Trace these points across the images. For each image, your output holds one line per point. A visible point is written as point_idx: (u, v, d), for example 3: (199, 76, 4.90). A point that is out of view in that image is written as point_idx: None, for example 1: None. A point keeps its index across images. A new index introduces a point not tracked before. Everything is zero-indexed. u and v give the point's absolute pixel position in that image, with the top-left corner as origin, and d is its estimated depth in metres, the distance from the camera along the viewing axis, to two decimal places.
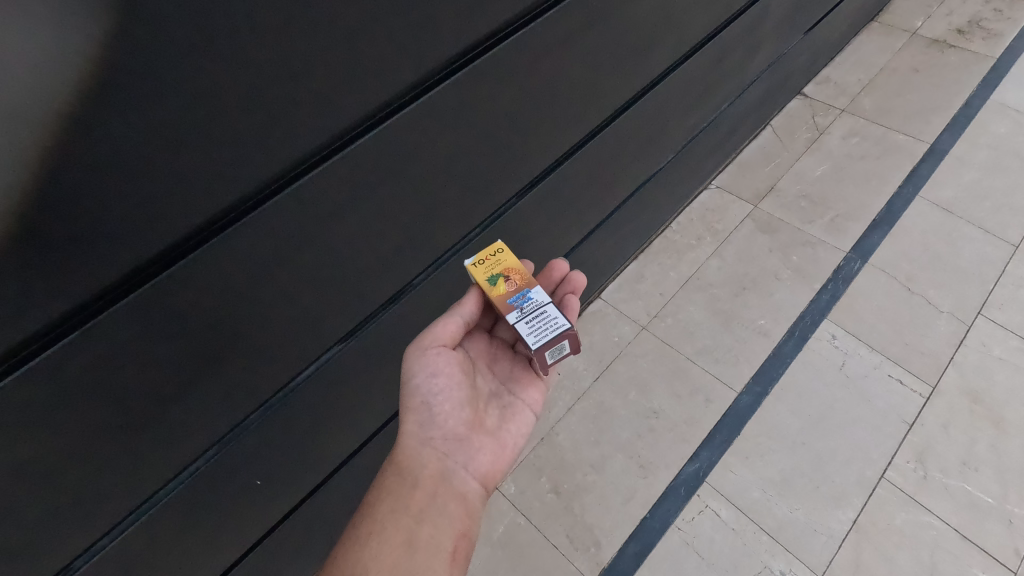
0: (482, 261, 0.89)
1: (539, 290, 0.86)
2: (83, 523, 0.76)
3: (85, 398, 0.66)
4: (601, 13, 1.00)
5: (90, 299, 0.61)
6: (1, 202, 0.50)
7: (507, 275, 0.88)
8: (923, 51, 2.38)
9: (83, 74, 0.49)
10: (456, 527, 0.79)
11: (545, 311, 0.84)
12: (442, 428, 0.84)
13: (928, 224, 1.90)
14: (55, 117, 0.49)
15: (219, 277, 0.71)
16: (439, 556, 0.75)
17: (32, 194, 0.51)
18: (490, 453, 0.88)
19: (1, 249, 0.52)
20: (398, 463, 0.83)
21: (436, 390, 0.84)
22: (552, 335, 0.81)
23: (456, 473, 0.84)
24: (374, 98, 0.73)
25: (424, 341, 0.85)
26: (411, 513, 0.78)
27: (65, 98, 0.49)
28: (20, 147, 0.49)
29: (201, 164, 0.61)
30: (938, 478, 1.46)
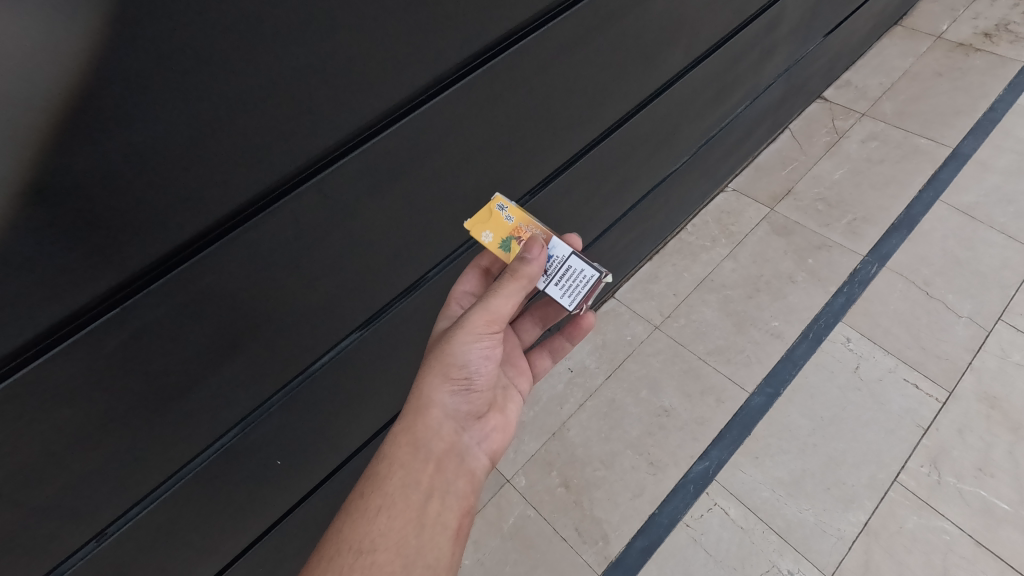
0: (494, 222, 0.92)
1: (557, 243, 0.92)
2: (117, 490, 0.82)
3: (124, 371, 0.72)
4: (613, 17, 1.03)
5: (126, 281, 0.66)
6: (63, 181, 0.56)
7: (517, 236, 0.91)
8: (947, 55, 2.36)
9: (128, 73, 0.54)
10: (462, 505, 0.83)
11: (570, 266, 0.91)
12: (466, 402, 0.90)
13: (948, 229, 1.88)
14: (108, 109, 0.55)
15: (246, 261, 0.76)
16: (445, 533, 0.78)
17: (89, 178, 0.57)
18: (498, 432, 0.96)
19: (66, 223, 0.58)
20: (416, 432, 0.84)
21: (478, 365, 0.90)
22: (585, 288, 0.92)
23: (469, 451, 0.88)
24: (392, 97, 0.78)
25: (483, 317, 0.86)
26: (422, 489, 0.80)
27: (113, 93, 0.55)
28: (79, 135, 0.55)
29: (227, 157, 0.66)
30: (952, 483, 1.45)
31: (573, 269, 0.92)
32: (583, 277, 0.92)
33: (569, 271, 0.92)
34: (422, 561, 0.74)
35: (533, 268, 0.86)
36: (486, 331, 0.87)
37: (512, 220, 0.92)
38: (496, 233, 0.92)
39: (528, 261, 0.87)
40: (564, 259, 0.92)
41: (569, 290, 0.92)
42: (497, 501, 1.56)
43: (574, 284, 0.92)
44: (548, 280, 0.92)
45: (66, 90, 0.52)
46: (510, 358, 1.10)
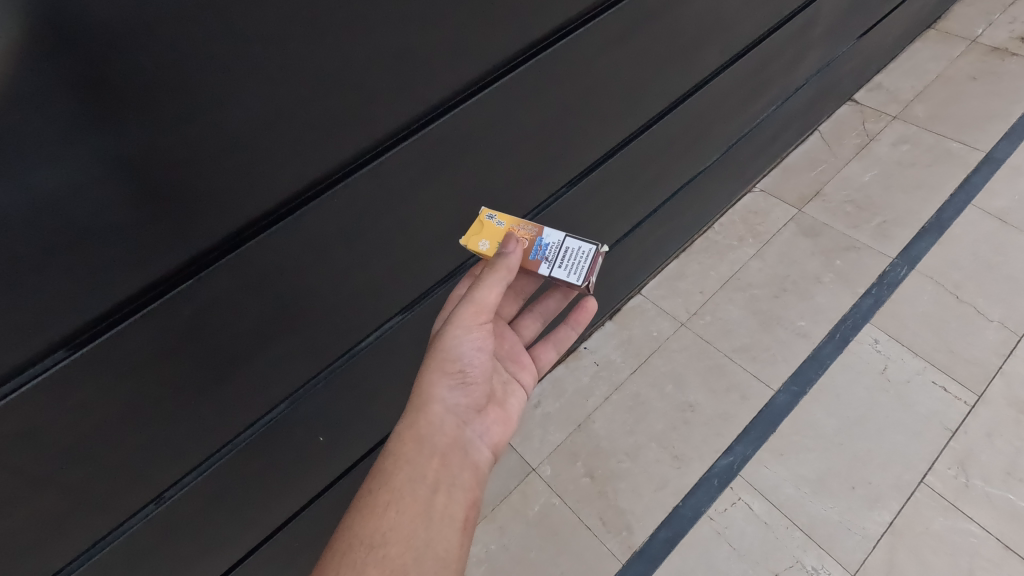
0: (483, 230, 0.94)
1: (548, 232, 0.95)
2: (177, 455, 0.86)
3: (192, 340, 0.77)
4: (654, 14, 1.06)
5: (200, 255, 0.71)
6: (155, 156, 0.60)
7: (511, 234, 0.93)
8: (981, 59, 2.34)
9: (218, 57, 0.59)
10: (468, 497, 0.84)
11: (567, 246, 0.94)
12: (466, 396, 0.90)
13: (980, 233, 1.87)
14: (198, 89, 0.59)
15: (307, 240, 0.80)
16: (453, 525, 0.80)
17: (178, 154, 0.62)
18: (499, 424, 0.96)
19: (154, 196, 0.62)
20: (419, 429, 0.85)
21: (471, 358, 0.90)
22: (588, 261, 0.93)
23: (472, 444, 0.90)
24: (446, 86, 0.82)
25: (471, 311, 0.87)
26: (428, 483, 0.82)
27: (203, 76, 0.59)
28: (173, 114, 0.59)
29: (297, 140, 0.70)
30: (979, 486, 1.45)
31: (570, 249, 0.94)
32: (581, 252, 0.94)
33: (566, 251, 0.94)
34: (431, 553, 0.76)
35: (511, 260, 0.88)
36: (477, 325, 0.88)
37: (501, 223, 0.95)
38: (491, 237, 0.94)
39: (506, 255, 0.89)
40: (558, 243, 0.94)
41: (574, 267, 0.93)
42: (522, 489, 1.59)
43: (575, 261, 0.93)
44: (551, 265, 0.93)
45: (167, 72, 0.57)
46: (511, 352, 1.09)
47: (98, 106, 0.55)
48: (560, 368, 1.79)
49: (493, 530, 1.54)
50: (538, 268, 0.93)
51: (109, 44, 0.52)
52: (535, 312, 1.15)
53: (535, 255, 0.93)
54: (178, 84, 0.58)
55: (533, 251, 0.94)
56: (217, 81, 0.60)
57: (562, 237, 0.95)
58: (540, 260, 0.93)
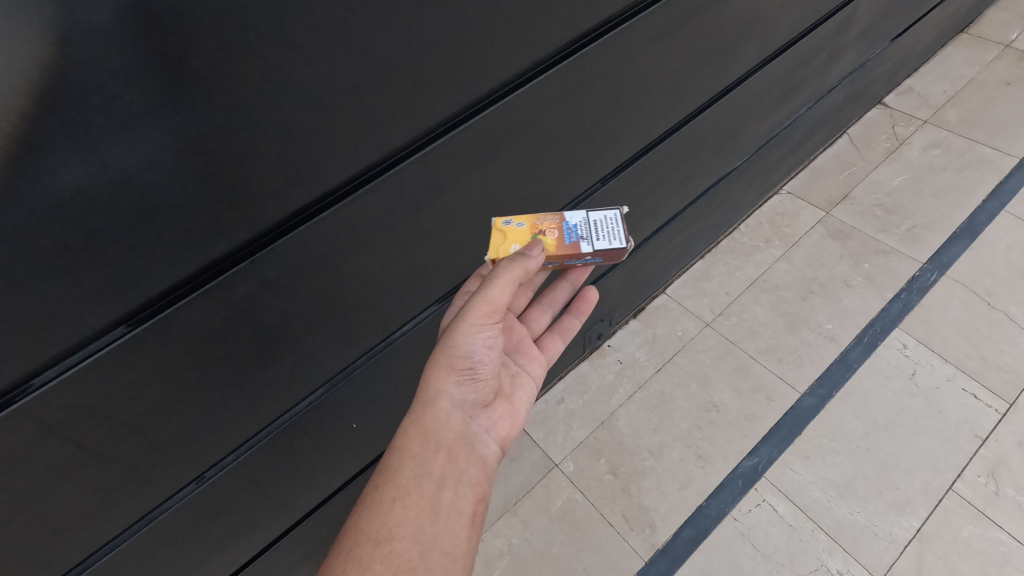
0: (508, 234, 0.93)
1: (568, 215, 0.96)
2: (222, 435, 0.88)
3: (244, 321, 0.79)
4: (696, 10, 1.06)
5: (254, 237, 0.72)
6: (223, 138, 0.62)
7: (538, 229, 0.94)
8: (1016, 64, 2.30)
9: (286, 43, 0.60)
10: (475, 492, 0.84)
11: (593, 220, 0.96)
12: (473, 391, 0.89)
13: (1013, 240, 1.84)
14: (267, 73, 0.61)
15: (354, 227, 0.82)
16: (461, 520, 0.79)
17: (244, 137, 0.63)
18: (505, 417, 0.96)
19: (217, 177, 0.64)
20: (424, 424, 0.84)
21: (474, 352, 0.88)
22: (619, 223, 0.96)
23: (478, 438, 0.89)
24: (496, 77, 0.83)
25: (482, 308, 0.86)
26: (434, 478, 0.81)
27: (273, 61, 0.60)
28: (243, 96, 0.61)
29: (353, 128, 0.72)
30: (1011, 495, 1.43)
31: (597, 224, 0.96)
32: (609, 220, 0.96)
33: (596, 224, 0.95)
34: (439, 548, 0.75)
35: (532, 263, 0.88)
36: (487, 321, 0.87)
37: (524, 222, 0.94)
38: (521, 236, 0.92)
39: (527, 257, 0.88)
40: (583, 223, 0.96)
41: (609, 235, 0.95)
42: (545, 483, 1.59)
43: (610, 229, 0.95)
44: (590, 242, 0.93)
45: (240, 56, 0.58)
46: (519, 344, 1.08)
47: (177, 85, 0.56)
48: (584, 365, 1.79)
49: (515, 523, 1.54)
50: (580, 250, 0.92)
51: (189, 27, 0.54)
52: (544, 303, 1.16)
53: (571, 238, 0.93)
54: (245, 67, 0.59)
55: (567, 236, 0.94)
56: (281, 65, 0.61)
57: (582, 217, 0.96)
58: (578, 243, 0.93)
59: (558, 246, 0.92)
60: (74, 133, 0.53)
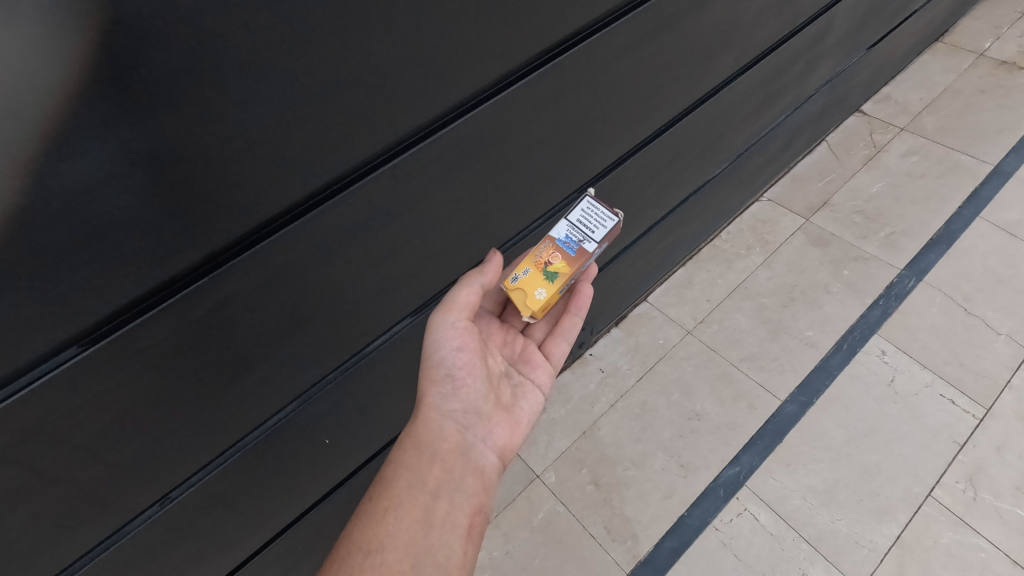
0: (525, 286, 0.99)
1: (556, 233, 1.02)
2: (186, 456, 0.86)
3: (205, 339, 0.76)
4: (671, 20, 1.06)
5: (216, 252, 0.70)
6: (179, 152, 0.60)
7: (541, 265, 1.00)
8: (990, 72, 2.34)
9: (243, 58, 0.59)
10: (472, 503, 0.81)
11: (578, 221, 1.01)
12: (462, 400, 0.89)
13: (989, 246, 1.86)
14: (222, 86, 0.59)
15: (319, 241, 0.80)
16: (456, 532, 0.76)
17: (200, 151, 0.61)
18: (506, 428, 0.93)
19: (174, 192, 0.62)
20: (418, 435, 0.85)
21: (457, 360, 0.89)
22: (598, 206, 1.01)
23: (474, 448, 0.87)
24: (466, 88, 0.82)
25: (445, 313, 0.89)
26: (428, 489, 0.79)
27: (228, 74, 0.59)
28: (198, 110, 0.59)
29: (316, 141, 0.70)
30: (989, 500, 1.43)
31: (584, 219, 1.01)
32: (590, 208, 1.01)
33: (583, 222, 1.01)
34: (431, 560, 0.72)
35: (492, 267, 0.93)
36: (457, 328, 0.89)
37: (528, 268, 1.00)
38: (538, 282, 0.99)
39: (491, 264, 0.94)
40: (572, 229, 1.01)
41: (599, 220, 1.00)
42: (526, 495, 1.57)
43: (597, 215, 1.01)
44: (590, 240, 1.00)
45: (195, 71, 0.56)
46: (521, 355, 1.05)
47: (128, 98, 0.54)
48: (567, 374, 1.78)
49: (497, 536, 1.52)
50: (587, 253, 1.00)
51: (140, 41, 0.52)
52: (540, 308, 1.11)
53: (574, 248, 1.00)
54: (200, 80, 0.57)
55: (570, 250, 1.00)
56: (237, 78, 0.59)
57: (567, 224, 1.02)
58: (581, 246, 1.00)
59: (568, 263, 0.99)
60: (19, 148, 0.51)
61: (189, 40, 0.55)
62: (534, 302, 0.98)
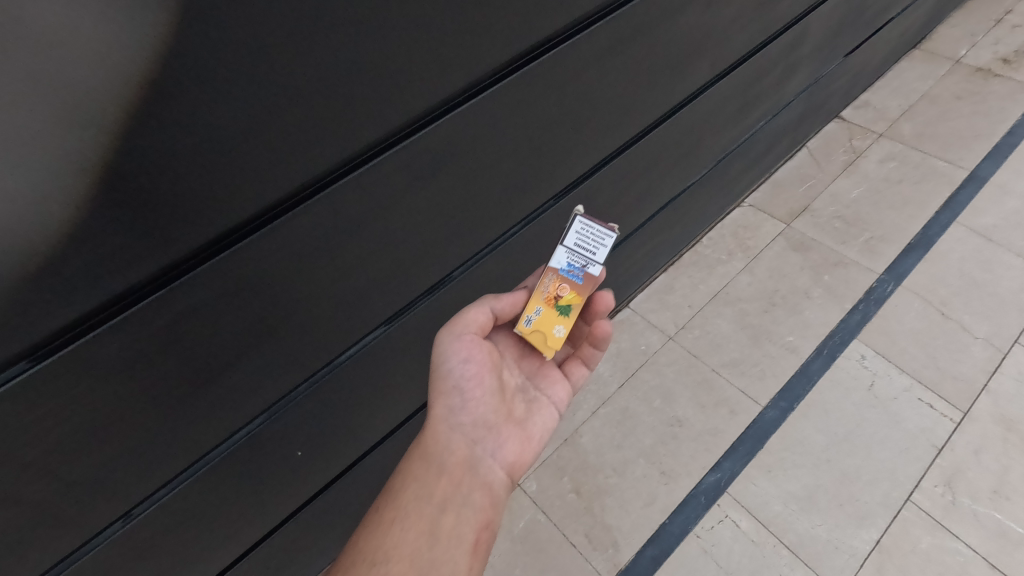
0: (540, 327, 0.93)
1: (557, 263, 0.94)
2: (147, 471, 0.84)
3: (164, 352, 0.74)
4: (643, 28, 1.06)
5: (176, 262, 0.69)
6: (130, 161, 0.58)
7: (551, 301, 0.93)
8: (966, 79, 2.37)
9: (197, 68, 0.58)
10: (480, 518, 0.80)
11: (577, 246, 0.93)
12: (472, 412, 0.85)
13: (966, 251, 1.88)
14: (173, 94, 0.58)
15: (283, 251, 0.78)
16: (461, 547, 0.76)
17: (153, 161, 0.60)
18: (518, 443, 0.90)
19: (127, 202, 0.60)
20: (426, 447, 0.83)
21: (467, 374, 0.85)
22: (594, 222, 0.91)
23: (483, 462, 0.85)
24: (433, 96, 0.81)
25: (454, 324, 0.87)
26: (434, 502, 0.78)
27: (180, 83, 0.57)
28: (147, 118, 0.57)
29: (278, 149, 0.69)
30: (967, 504, 1.44)
31: (582, 242, 0.93)
32: (586, 227, 0.92)
33: (583, 244, 0.93)
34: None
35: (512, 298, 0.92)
36: (463, 336, 0.85)
37: (539, 307, 0.93)
38: (553, 319, 0.93)
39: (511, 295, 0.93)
40: (572, 255, 0.93)
41: (597, 238, 0.92)
42: (507, 504, 1.56)
43: (594, 233, 0.92)
44: (595, 261, 0.92)
45: (144, 79, 0.55)
46: (541, 368, 1.00)
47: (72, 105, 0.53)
48: None
49: None
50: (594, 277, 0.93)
51: (82, 47, 0.51)
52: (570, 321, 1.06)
53: (581, 275, 0.93)
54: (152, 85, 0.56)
55: (577, 278, 0.93)
56: (191, 84, 0.58)
57: (565, 251, 0.93)
58: (588, 272, 0.93)
59: (578, 293, 0.93)
60: None
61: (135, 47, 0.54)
62: (555, 341, 0.93)
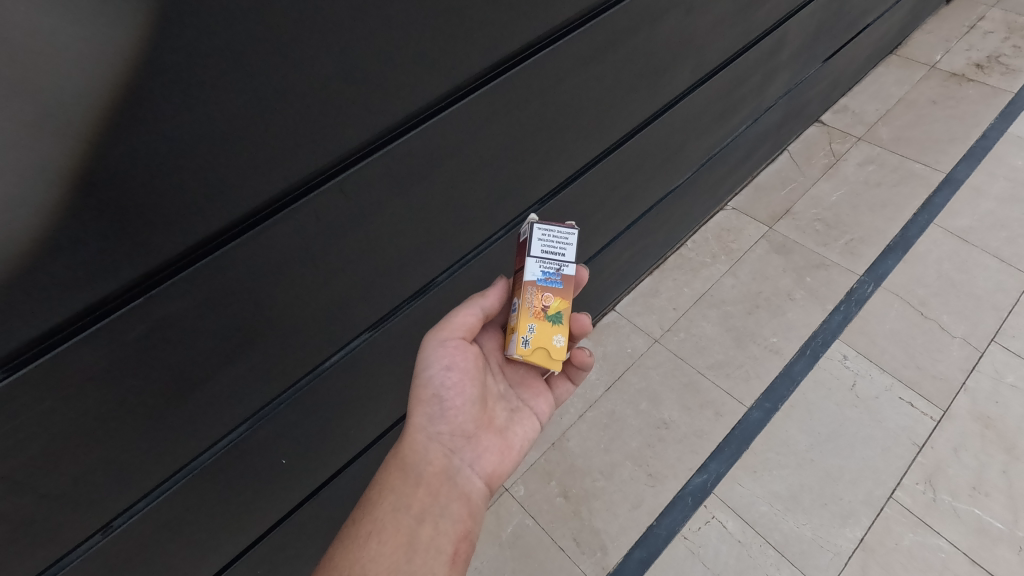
0: (540, 343, 0.89)
1: (530, 275, 0.88)
2: (127, 482, 0.82)
3: (144, 360, 0.73)
4: (624, 34, 1.07)
5: (154, 271, 0.68)
6: (108, 166, 0.58)
7: (539, 315, 0.89)
8: (941, 84, 2.42)
9: (176, 75, 0.57)
10: (458, 528, 0.79)
11: (545, 253, 0.89)
12: (450, 422, 0.86)
13: (943, 252, 1.92)
14: (153, 100, 0.57)
15: (265, 257, 0.78)
16: (439, 559, 0.75)
17: (131, 168, 0.59)
18: (497, 452, 0.90)
19: (104, 208, 0.60)
20: (403, 457, 0.83)
21: (448, 382, 0.86)
22: (554, 228, 0.90)
23: (462, 472, 0.85)
24: (415, 102, 0.81)
25: (439, 328, 0.88)
26: (412, 513, 0.78)
27: (159, 90, 0.57)
28: (125, 123, 0.57)
29: (257, 156, 0.68)
30: (947, 501, 1.47)
31: (549, 247, 0.90)
32: (550, 233, 0.90)
33: (551, 250, 0.90)
34: None
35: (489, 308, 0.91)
36: (446, 341, 0.87)
37: (531, 326, 0.89)
38: (548, 331, 0.90)
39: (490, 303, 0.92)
40: (544, 263, 0.89)
41: (558, 241, 0.90)
42: (495, 509, 1.56)
43: (557, 238, 0.90)
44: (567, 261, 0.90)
45: (123, 87, 0.55)
46: (523, 377, 1.01)
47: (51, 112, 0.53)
48: None
49: None
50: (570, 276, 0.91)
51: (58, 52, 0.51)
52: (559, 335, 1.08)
53: (559, 279, 0.89)
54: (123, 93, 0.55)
55: (556, 283, 0.89)
56: (166, 92, 0.58)
57: (536, 260, 0.89)
58: (564, 273, 0.90)
59: (563, 296, 0.90)
60: None
61: (114, 52, 0.53)
62: (557, 352, 0.90)
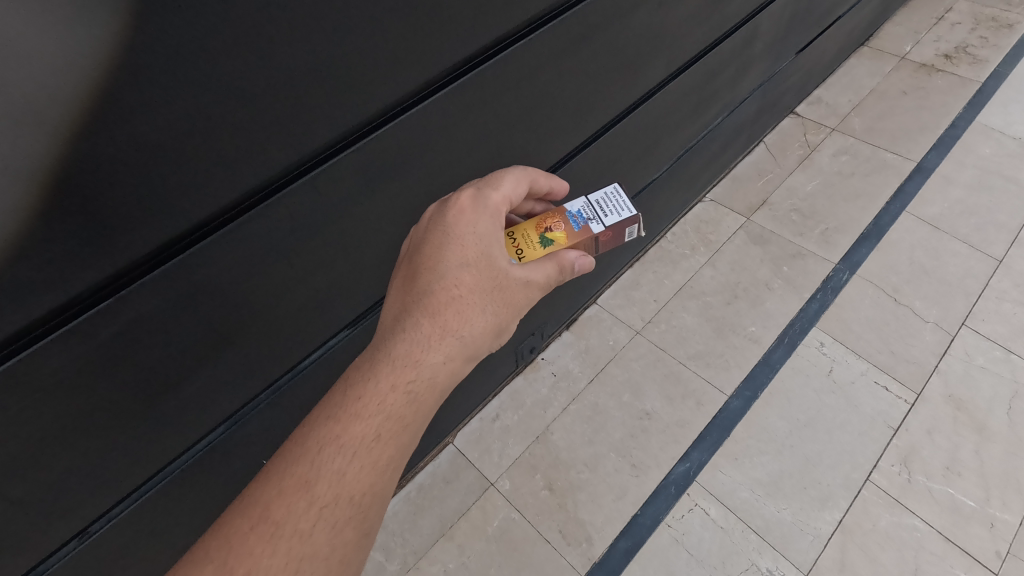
0: (522, 242, 0.85)
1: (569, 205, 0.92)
2: (101, 487, 0.81)
3: (116, 363, 0.72)
4: (597, 27, 1.07)
5: (121, 272, 0.67)
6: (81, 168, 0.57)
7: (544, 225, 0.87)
8: (911, 74, 2.47)
9: (145, 78, 0.57)
10: None
11: (593, 201, 0.93)
12: None
13: (915, 239, 1.96)
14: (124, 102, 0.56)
15: (237, 256, 0.77)
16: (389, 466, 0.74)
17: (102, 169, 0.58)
18: None
19: (72, 209, 0.59)
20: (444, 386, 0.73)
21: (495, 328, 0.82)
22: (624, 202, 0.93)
23: None
24: (387, 96, 0.81)
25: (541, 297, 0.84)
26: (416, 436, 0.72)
27: (130, 92, 0.56)
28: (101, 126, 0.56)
29: (226, 152, 0.67)
30: (922, 482, 1.50)
31: (600, 203, 0.93)
32: (609, 194, 0.94)
33: (599, 203, 0.93)
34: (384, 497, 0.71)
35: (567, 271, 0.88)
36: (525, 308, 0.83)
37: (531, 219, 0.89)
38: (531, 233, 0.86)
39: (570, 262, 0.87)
40: (585, 207, 0.92)
41: (616, 207, 0.92)
42: (481, 504, 1.56)
43: (610, 203, 0.93)
44: (598, 221, 0.90)
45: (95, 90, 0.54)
46: None
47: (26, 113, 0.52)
48: (519, 380, 1.79)
49: (451, 548, 1.51)
50: (592, 231, 0.89)
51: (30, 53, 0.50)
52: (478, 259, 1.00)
53: (580, 223, 0.89)
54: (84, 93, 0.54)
55: (575, 221, 0.89)
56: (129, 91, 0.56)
57: (583, 202, 0.92)
58: (587, 224, 0.89)
59: (568, 235, 0.88)
60: None
61: (93, 56, 0.53)
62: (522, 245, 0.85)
